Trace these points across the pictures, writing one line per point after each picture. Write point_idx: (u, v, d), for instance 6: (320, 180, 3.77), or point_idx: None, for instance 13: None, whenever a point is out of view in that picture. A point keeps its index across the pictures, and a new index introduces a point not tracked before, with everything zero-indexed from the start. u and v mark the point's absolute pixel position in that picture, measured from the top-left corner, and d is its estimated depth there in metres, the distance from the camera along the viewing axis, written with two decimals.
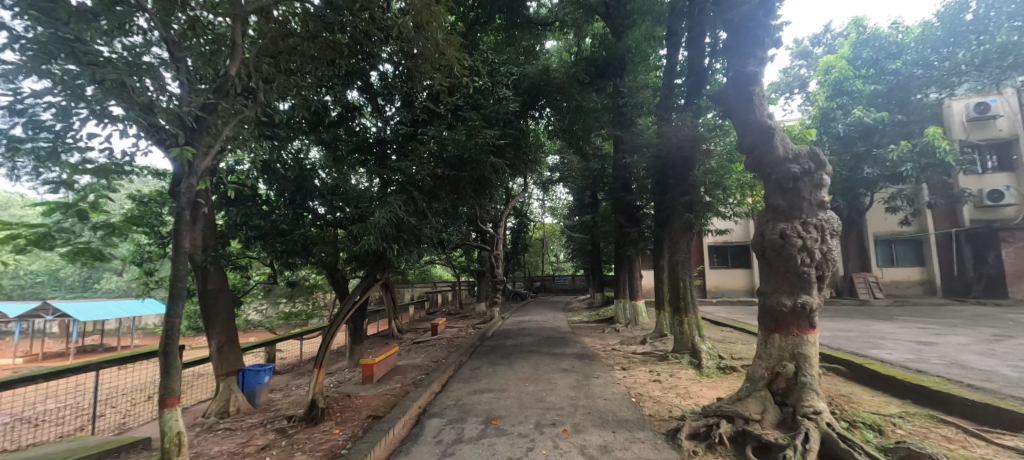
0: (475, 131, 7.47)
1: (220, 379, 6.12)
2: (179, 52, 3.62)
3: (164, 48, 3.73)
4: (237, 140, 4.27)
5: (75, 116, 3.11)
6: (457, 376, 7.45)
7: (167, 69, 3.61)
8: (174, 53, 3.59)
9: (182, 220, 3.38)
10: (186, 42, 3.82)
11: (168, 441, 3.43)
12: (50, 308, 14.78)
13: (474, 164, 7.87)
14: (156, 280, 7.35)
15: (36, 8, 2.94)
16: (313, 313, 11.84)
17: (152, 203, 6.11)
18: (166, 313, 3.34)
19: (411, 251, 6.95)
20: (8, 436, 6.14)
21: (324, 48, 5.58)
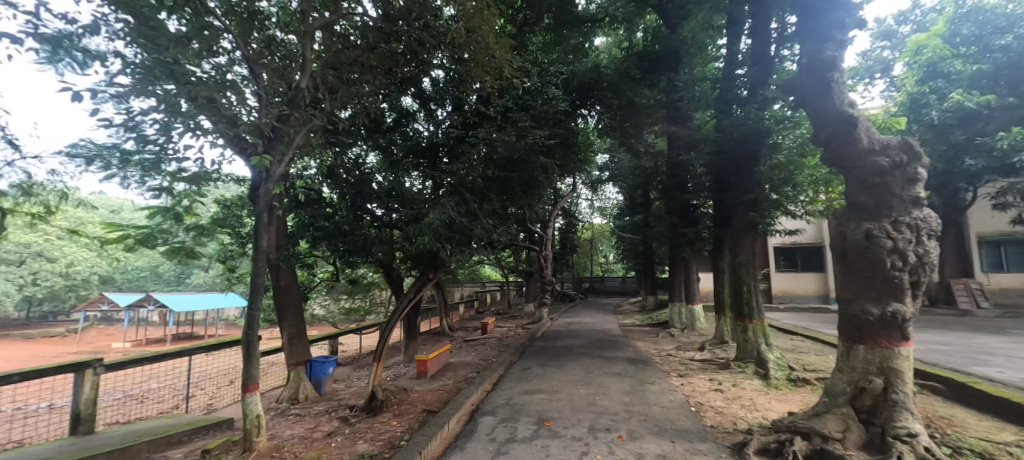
0: (525, 130, 7.54)
1: (291, 368, 6.58)
2: (257, 68, 3.96)
3: (244, 65, 4.09)
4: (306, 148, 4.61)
5: (174, 131, 3.47)
6: (507, 376, 7.52)
7: (248, 84, 3.97)
8: (254, 70, 3.93)
9: (261, 222, 3.69)
10: (263, 59, 4.16)
11: (249, 422, 3.82)
12: (152, 299, 16.76)
13: (524, 163, 7.97)
14: (237, 276, 8.05)
15: (144, 37, 3.34)
16: (371, 309, 12.45)
17: (233, 206, 6.73)
18: (248, 306, 3.66)
19: (463, 250, 7.10)
20: (120, 410, 7.02)
21: (382, 58, 5.89)
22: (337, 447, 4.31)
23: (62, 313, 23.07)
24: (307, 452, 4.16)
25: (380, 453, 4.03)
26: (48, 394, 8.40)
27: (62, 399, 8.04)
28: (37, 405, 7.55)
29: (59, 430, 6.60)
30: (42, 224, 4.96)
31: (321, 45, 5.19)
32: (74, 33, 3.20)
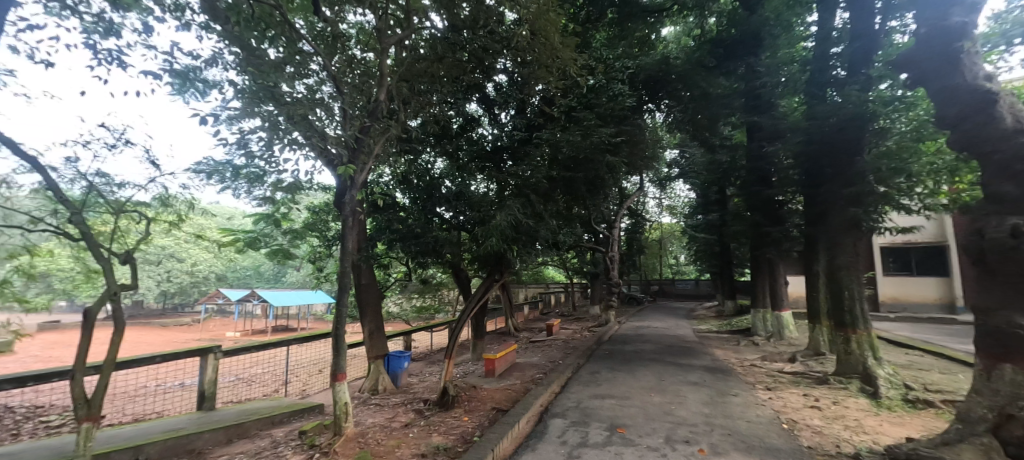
0: (590, 129, 7.47)
1: (371, 361, 7.05)
2: (341, 84, 4.28)
3: (329, 84, 4.46)
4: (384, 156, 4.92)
5: (275, 147, 3.82)
6: (576, 378, 7.44)
7: (336, 100, 4.32)
8: (337, 86, 4.24)
9: (348, 226, 3.99)
10: (344, 77, 4.55)
11: (339, 408, 4.16)
12: (255, 295, 18.86)
13: (589, 163, 7.91)
14: (325, 275, 8.85)
15: (252, 65, 3.77)
16: (441, 308, 12.94)
17: (321, 212, 7.52)
18: (337, 303, 3.94)
19: (528, 251, 7.16)
20: (233, 391, 7.98)
21: (450, 66, 6.15)
22: (414, 438, 4.52)
23: (187, 305, 26.79)
24: (388, 441, 4.40)
25: (455, 448, 4.15)
26: (180, 373, 9.80)
27: (190, 378, 9.34)
28: (172, 383, 8.84)
29: (187, 405, 7.67)
30: (175, 230, 5.80)
31: (392, 60, 5.46)
32: (197, 67, 3.66)
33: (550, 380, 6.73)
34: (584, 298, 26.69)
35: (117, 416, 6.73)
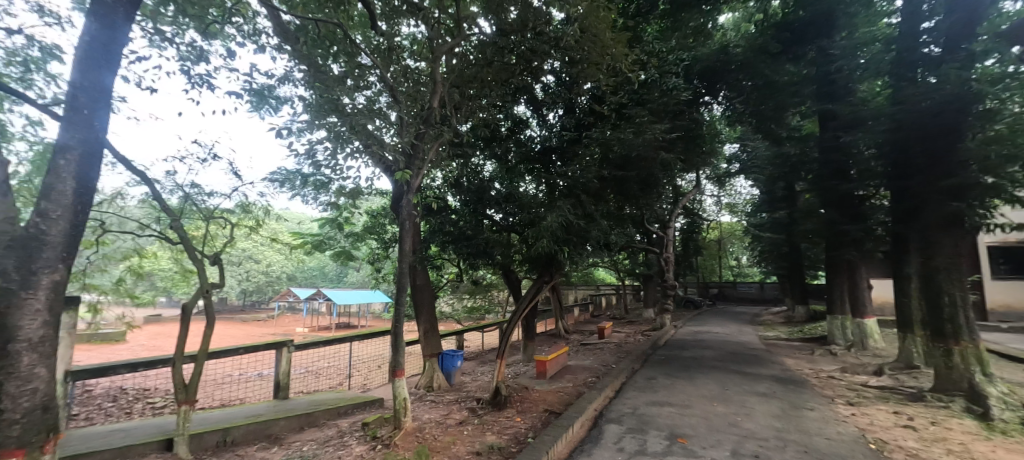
0: (643, 126, 7.23)
1: (427, 358, 7.33)
2: (396, 93, 4.41)
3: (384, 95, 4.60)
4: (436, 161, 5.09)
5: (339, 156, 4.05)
6: (631, 384, 7.21)
7: (392, 108, 4.50)
8: (393, 94, 4.41)
9: (405, 229, 4.17)
10: (400, 86, 4.83)
11: (398, 403, 4.34)
12: (320, 294, 20.13)
13: (642, 161, 7.66)
14: (382, 275, 9.27)
15: (321, 84, 4.18)
16: (492, 308, 13.07)
17: (379, 216, 8.15)
18: (394, 303, 4.08)
19: (580, 252, 7.03)
20: (302, 382, 8.57)
21: (500, 70, 6.22)
22: (468, 436, 4.58)
23: (263, 302, 29.21)
24: (444, 437, 4.49)
25: (508, 447, 4.17)
26: (258, 364, 10.69)
27: (267, 368, 10.15)
28: (252, 372, 9.67)
29: (264, 394, 8.34)
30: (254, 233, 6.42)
31: (443, 67, 5.63)
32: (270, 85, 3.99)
33: (604, 384, 6.57)
34: (638, 300, 25.90)
35: (206, 402, 7.46)
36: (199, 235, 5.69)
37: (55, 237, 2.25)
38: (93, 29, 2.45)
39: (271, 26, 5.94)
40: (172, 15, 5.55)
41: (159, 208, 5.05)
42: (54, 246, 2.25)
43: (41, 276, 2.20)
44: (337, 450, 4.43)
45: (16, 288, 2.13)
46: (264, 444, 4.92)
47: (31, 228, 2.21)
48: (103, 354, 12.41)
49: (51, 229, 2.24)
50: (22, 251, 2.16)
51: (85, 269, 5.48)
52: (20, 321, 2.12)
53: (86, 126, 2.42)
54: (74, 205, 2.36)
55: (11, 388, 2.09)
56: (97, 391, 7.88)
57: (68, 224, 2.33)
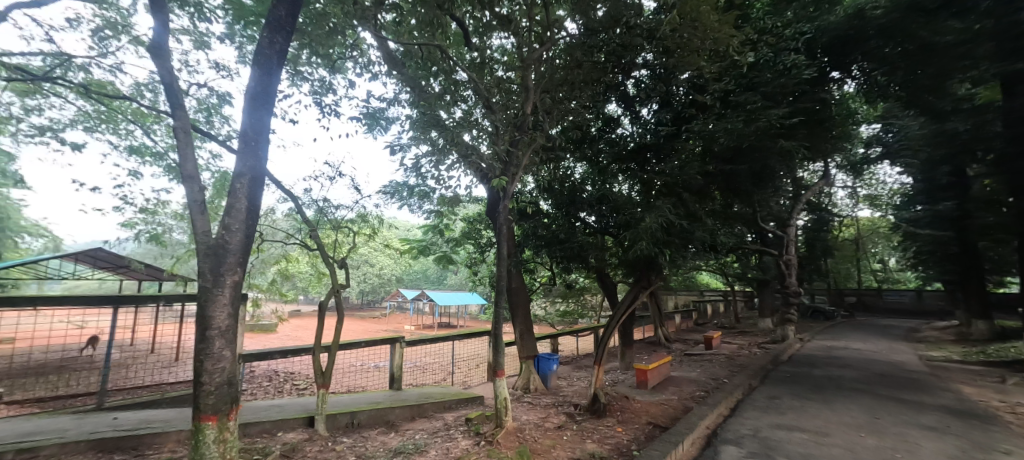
0: (755, 112, 6.56)
1: (524, 360, 7.58)
2: (494, 117, 5.49)
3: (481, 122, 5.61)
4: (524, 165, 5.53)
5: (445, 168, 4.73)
6: (748, 403, 6.53)
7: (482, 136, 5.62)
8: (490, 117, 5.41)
9: (502, 233, 5.04)
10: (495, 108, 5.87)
11: (500, 402, 4.75)
12: (424, 295, 21.86)
13: (756, 151, 6.94)
14: (479, 277, 9.82)
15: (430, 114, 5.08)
16: (585, 313, 12.84)
17: (476, 222, 8.68)
18: (495, 307, 4.94)
19: (682, 254, 6.60)
20: (412, 376, 9.43)
21: (590, 71, 6.29)
22: (568, 441, 4.70)
23: (378, 301, 32.63)
24: (544, 440, 4.71)
25: (611, 457, 4.17)
26: (374, 356, 12.01)
27: (382, 361, 11.35)
28: (370, 364, 10.92)
29: (381, 384, 9.36)
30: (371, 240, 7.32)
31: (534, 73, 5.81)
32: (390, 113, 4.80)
33: (716, 401, 6.05)
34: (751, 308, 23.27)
35: (338, 387, 8.64)
36: (329, 242, 6.72)
37: (234, 245, 3.04)
38: (254, 80, 3.24)
39: (381, 55, 6.76)
40: (308, 58, 6.70)
41: (301, 221, 6.17)
42: (234, 253, 3.04)
43: (226, 276, 2.99)
44: (446, 441, 4.81)
45: (212, 284, 2.95)
46: (384, 429, 5.53)
47: (219, 239, 3.03)
48: (261, 342, 15.05)
49: (232, 239, 3.04)
50: (214, 256, 2.99)
51: (250, 271, 6.81)
52: (214, 312, 2.93)
53: (252, 157, 3.22)
54: (246, 219, 3.16)
55: (209, 365, 2.92)
56: (258, 373, 9.57)
57: (242, 235, 3.12)
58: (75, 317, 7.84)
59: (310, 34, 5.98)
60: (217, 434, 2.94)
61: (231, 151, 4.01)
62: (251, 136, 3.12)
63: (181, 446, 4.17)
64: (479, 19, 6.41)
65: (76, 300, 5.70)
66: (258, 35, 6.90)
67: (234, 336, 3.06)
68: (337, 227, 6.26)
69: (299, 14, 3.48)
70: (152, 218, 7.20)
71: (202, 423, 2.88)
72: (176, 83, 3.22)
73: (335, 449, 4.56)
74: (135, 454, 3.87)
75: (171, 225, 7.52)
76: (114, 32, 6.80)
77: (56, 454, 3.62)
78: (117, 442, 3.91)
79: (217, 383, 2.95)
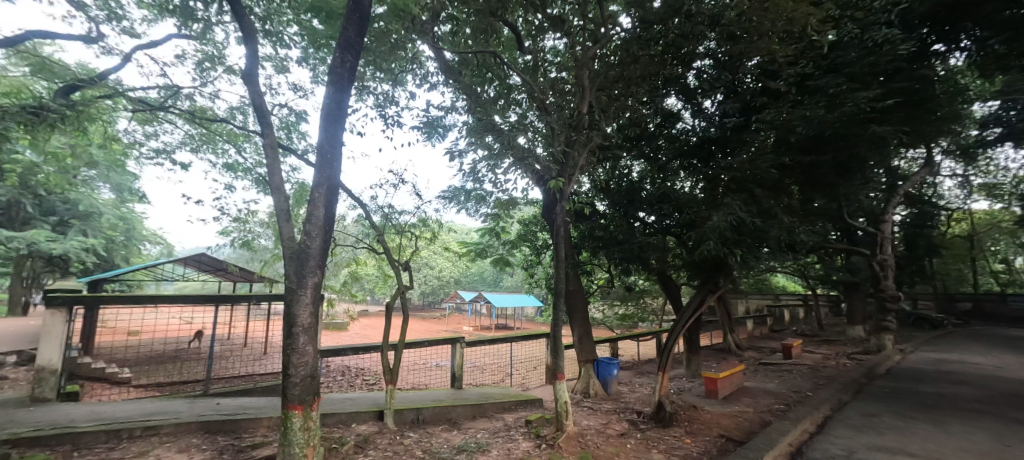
0: (837, 95, 5.79)
1: (583, 364, 7.46)
2: (551, 121, 5.51)
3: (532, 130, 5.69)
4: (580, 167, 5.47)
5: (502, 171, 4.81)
6: (838, 420, 5.90)
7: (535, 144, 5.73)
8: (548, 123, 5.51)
9: (559, 235, 5.09)
10: (548, 113, 5.83)
11: (561, 405, 4.72)
12: (482, 296, 22.38)
13: (841, 139, 6.15)
14: (535, 279, 9.91)
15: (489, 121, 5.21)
16: (645, 317, 12.37)
17: (532, 224, 8.77)
18: (554, 310, 4.97)
19: (755, 254, 6.13)
20: (472, 376, 9.68)
21: (648, 65, 6.11)
22: (633, 450, 4.58)
23: (439, 302, 33.93)
24: (607, 447, 4.64)
25: None
26: (436, 355, 12.50)
27: (443, 360, 11.79)
28: (433, 362, 11.37)
29: (443, 382, 9.73)
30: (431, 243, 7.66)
31: (590, 72, 5.84)
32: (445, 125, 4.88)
33: (800, 417, 5.52)
34: (837, 313, 20.96)
35: (403, 383, 9.10)
36: (393, 246, 7.09)
37: (314, 250, 3.35)
38: (329, 98, 3.57)
39: (439, 66, 7.07)
40: (374, 74, 7.17)
41: (369, 227, 6.58)
42: (314, 256, 3.34)
43: (308, 278, 3.30)
44: (508, 442, 4.87)
45: (296, 285, 3.28)
46: (447, 426, 5.73)
47: (302, 245, 3.35)
48: (335, 339, 16.27)
49: (312, 244, 3.35)
50: (299, 260, 3.31)
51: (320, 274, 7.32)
52: (298, 310, 3.24)
53: (328, 169, 3.52)
54: (323, 226, 3.44)
55: (295, 359, 3.24)
56: (333, 368, 10.36)
57: (321, 240, 3.42)
58: (187, 313, 9.04)
59: (374, 50, 6.38)
60: (302, 422, 3.25)
61: (309, 164, 4.44)
62: (326, 150, 3.43)
63: (271, 431, 4.64)
64: (532, 22, 6.43)
65: (190, 299, 6.59)
66: (329, 57, 7.54)
67: (316, 333, 3.37)
68: (400, 232, 6.61)
69: (366, 34, 3.76)
70: (244, 226, 8.09)
71: (290, 411, 3.21)
72: (263, 105, 3.62)
73: (402, 443, 4.79)
74: (234, 436, 4.38)
75: (259, 232, 8.40)
76: (212, 64, 7.78)
77: (173, 432, 4.22)
78: (219, 425, 4.46)
79: (302, 376, 3.26)
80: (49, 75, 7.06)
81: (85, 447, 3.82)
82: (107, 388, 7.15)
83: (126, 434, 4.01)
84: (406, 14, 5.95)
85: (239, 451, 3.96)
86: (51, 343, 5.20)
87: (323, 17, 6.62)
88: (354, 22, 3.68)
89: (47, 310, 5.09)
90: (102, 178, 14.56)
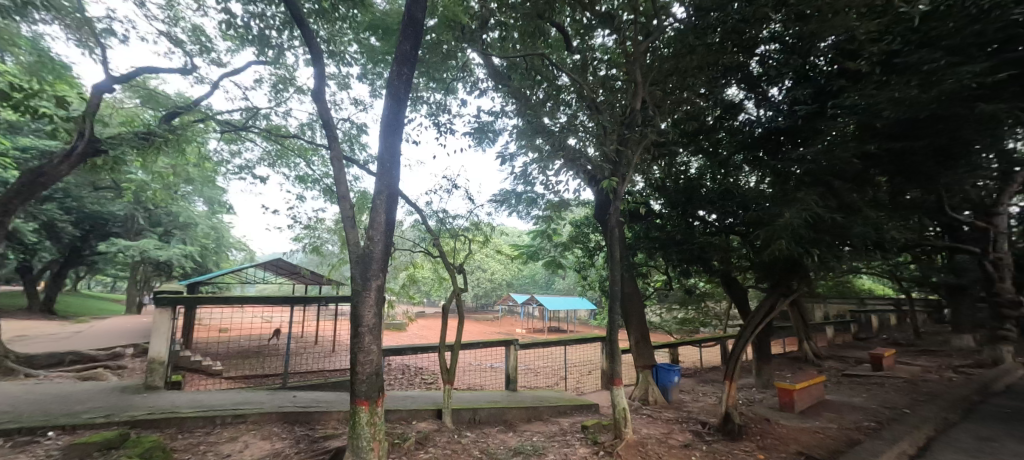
0: (935, 72, 4.56)
1: (641, 370, 7.19)
2: (602, 122, 5.44)
3: (582, 131, 5.64)
4: (635, 165, 5.30)
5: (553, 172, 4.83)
6: (945, 442, 5.16)
7: (587, 144, 5.70)
8: (600, 123, 5.43)
9: (613, 235, 4.96)
10: (600, 111, 5.73)
11: (618, 412, 4.61)
12: (534, 299, 22.41)
13: (941, 122, 5.02)
14: (589, 282, 9.74)
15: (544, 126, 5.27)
16: (707, 321, 11.68)
17: (584, 226, 8.62)
18: (610, 313, 4.85)
19: (836, 254, 5.54)
20: (526, 378, 9.71)
21: (706, 56, 5.79)
22: None
23: (492, 304, 34.45)
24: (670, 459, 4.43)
25: None
26: (490, 357, 12.69)
27: (497, 362, 11.94)
28: (487, 364, 11.55)
29: (498, 384, 9.84)
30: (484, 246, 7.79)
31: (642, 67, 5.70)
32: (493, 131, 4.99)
33: (896, 437, 4.89)
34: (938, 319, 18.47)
35: (459, 384, 9.33)
36: (448, 250, 7.31)
37: (377, 254, 3.56)
38: (388, 110, 3.78)
39: (488, 72, 7.21)
40: (427, 84, 7.46)
41: (425, 231, 6.85)
42: (377, 260, 3.56)
43: (372, 280, 3.53)
44: (564, 447, 4.81)
45: (362, 287, 3.51)
46: (502, 428, 5.78)
47: (366, 249, 3.57)
48: (396, 339, 17.09)
49: (375, 248, 3.56)
50: (364, 263, 3.54)
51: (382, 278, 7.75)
52: (364, 312, 3.47)
53: (387, 178, 3.73)
54: (385, 231, 3.65)
55: (362, 357, 3.47)
56: (394, 367, 10.87)
57: (383, 245, 3.62)
58: (268, 313, 9.96)
59: (427, 62, 6.65)
60: (368, 417, 3.45)
61: (370, 174, 4.73)
62: (385, 159, 3.64)
63: (341, 424, 4.94)
64: (580, 21, 6.40)
65: (271, 300, 7.25)
66: (385, 72, 7.96)
67: (380, 333, 3.57)
68: (454, 236, 6.80)
69: (420, 46, 3.93)
70: (313, 232, 8.74)
71: (358, 407, 3.43)
72: (330, 120, 3.92)
73: (460, 442, 4.91)
74: (309, 427, 4.74)
75: (327, 238, 9.02)
76: (284, 85, 8.53)
77: (258, 420, 4.67)
78: (296, 415, 4.84)
79: (367, 373, 3.47)
80: (156, 104, 8.16)
81: (187, 430, 4.33)
82: (205, 379, 8.06)
83: (220, 420, 4.51)
84: (456, 24, 6.15)
85: (313, 440, 4.28)
86: (160, 337, 5.99)
87: (380, 34, 7.04)
88: (409, 36, 3.85)
89: (156, 309, 5.86)
90: (197, 192, 16.50)
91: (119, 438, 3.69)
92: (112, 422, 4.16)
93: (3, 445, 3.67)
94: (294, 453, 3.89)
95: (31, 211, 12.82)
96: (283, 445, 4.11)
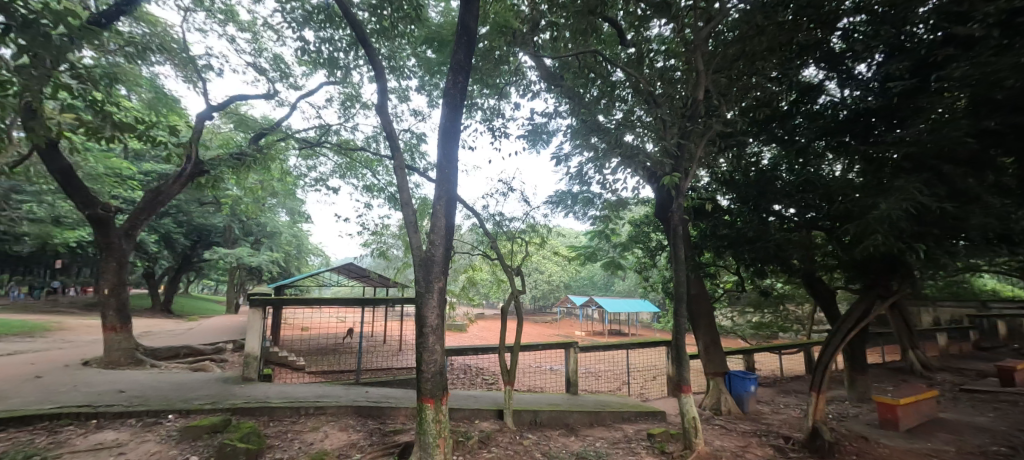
0: None
1: (712, 377, 6.73)
2: (662, 116, 5.20)
3: (641, 127, 5.41)
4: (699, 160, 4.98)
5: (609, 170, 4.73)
6: None
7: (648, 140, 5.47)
8: (659, 117, 5.18)
9: (679, 233, 4.69)
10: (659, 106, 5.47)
11: (688, 421, 4.35)
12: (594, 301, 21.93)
13: None
14: (651, 284, 9.32)
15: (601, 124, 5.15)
16: (787, 325, 10.63)
17: (644, 224, 8.26)
18: (675, 315, 4.59)
19: (947, 250, 4.76)
20: (588, 381, 9.50)
21: (778, 36, 5.29)
22: None
23: (551, 306, 34.33)
24: None
25: None
26: (549, 359, 12.62)
27: (557, 364, 11.83)
28: (547, 366, 11.48)
29: (558, 387, 9.75)
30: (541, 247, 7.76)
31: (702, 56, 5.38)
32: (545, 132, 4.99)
33: None
34: None
35: (520, 385, 9.36)
36: (506, 252, 7.39)
37: (438, 257, 3.68)
38: (444, 118, 3.91)
39: (540, 74, 7.19)
40: (480, 91, 7.61)
41: (483, 234, 7.00)
42: (438, 264, 3.68)
43: (434, 283, 3.65)
44: (629, 455, 4.62)
45: (425, 289, 3.65)
46: (564, 432, 5.70)
47: (427, 253, 3.71)
48: (458, 340, 17.62)
49: (436, 252, 3.68)
50: (425, 266, 3.68)
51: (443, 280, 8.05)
52: (427, 312, 3.61)
53: (445, 183, 3.84)
54: (445, 235, 3.76)
55: (427, 356, 3.60)
56: (456, 367, 11.20)
57: (443, 248, 3.74)
58: (343, 313, 10.74)
59: (480, 69, 6.78)
60: (434, 415, 3.58)
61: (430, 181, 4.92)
62: (443, 166, 3.76)
63: (409, 420, 5.16)
64: (634, 13, 6.14)
65: (345, 302, 7.81)
66: (442, 82, 8.27)
67: (442, 333, 3.69)
68: (511, 238, 6.84)
69: (473, 54, 4.01)
70: (380, 238, 9.28)
71: (423, 404, 3.57)
72: (392, 131, 4.13)
73: (521, 443, 4.92)
74: (380, 421, 5.02)
75: (392, 243, 9.52)
76: (352, 102, 9.18)
77: (335, 413, 5.05)
78: (369, 410, 5.15)
79: (432, 372, 3.60)
80: (246, 127, 9.15)
81: (277, 418, 4.79)
82: (291, 373, 8.87)
83: (301, 411, 4.94)
84: (507, 29, 6.20)
85: (383, 434, 4.53)
86: (254, 335, 6.70)
87: (435, 46, 7.32)
88: (463, 45, 3.94)
89: (250, 309, 6.57)
90: (280, 205, 18.27)
91: (223, 423, 4.18)
92: (217, 408, 4.72)
93: (136, 424, 4.33)
94: (366, 445, 4.14)
95: (153, 225, 15.10)
96: (358, 437, 4.40)
